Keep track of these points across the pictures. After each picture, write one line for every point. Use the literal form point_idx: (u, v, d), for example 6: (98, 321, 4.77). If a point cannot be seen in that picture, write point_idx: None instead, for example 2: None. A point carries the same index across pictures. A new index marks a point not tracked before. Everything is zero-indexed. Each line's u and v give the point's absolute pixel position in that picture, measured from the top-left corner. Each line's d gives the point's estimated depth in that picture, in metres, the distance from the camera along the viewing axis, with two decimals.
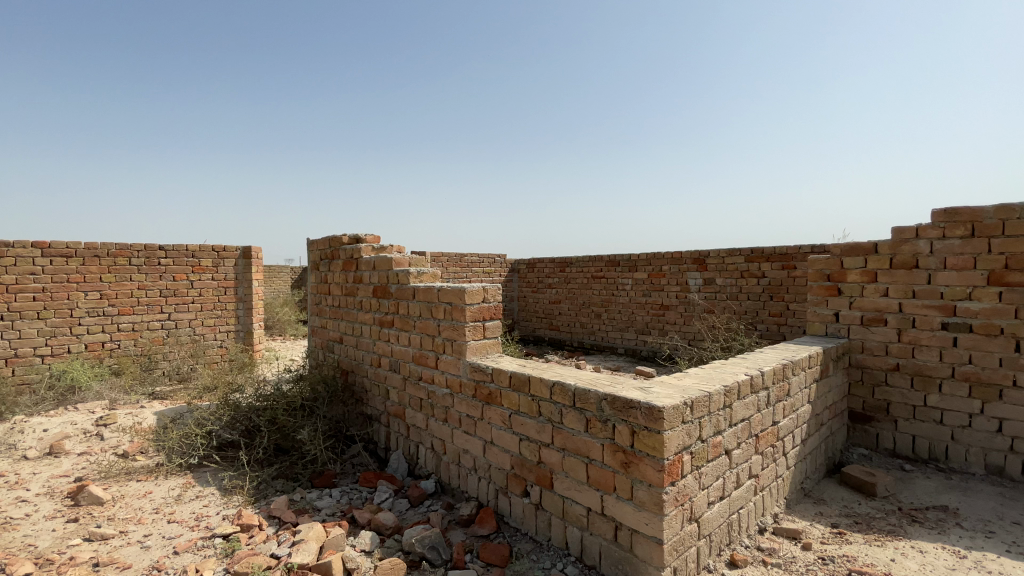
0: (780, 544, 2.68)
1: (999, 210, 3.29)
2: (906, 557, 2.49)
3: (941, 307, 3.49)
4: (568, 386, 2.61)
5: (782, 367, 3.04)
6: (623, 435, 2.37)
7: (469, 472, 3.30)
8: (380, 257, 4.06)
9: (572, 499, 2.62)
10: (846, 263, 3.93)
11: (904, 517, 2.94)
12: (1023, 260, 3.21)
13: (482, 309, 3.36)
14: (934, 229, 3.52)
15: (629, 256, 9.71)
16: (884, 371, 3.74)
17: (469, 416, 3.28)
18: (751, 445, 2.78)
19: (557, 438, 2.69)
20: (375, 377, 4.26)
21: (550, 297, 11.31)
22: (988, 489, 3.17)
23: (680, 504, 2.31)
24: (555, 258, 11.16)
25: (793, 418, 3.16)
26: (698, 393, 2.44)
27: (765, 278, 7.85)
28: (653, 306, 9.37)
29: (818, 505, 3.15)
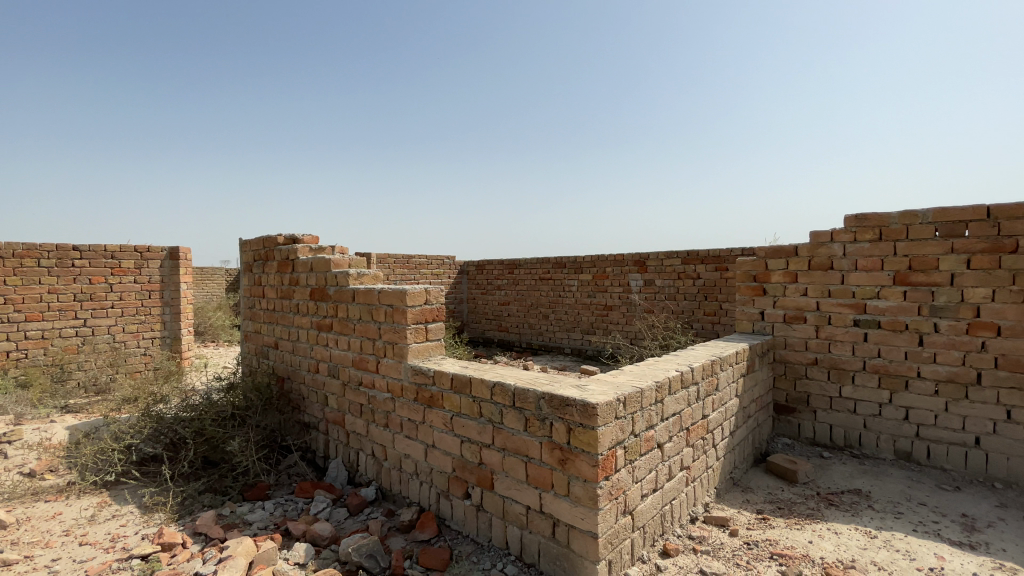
0: (709, 532, 2.82)
1: (902, 216, 3.60)
2: (822, 538, 2.66)
3: (852, 305, 3.79)
4: (507, 386, 2.62)
5: (710, 363, 3.21)
6: (560, 433, 2.41)
7: (411, 477, 3.24)
8: (318, 258, 3.92)
9: (511, 499, 2.64)
10: (770, 265, 4.18)
11: (821, 501, 3.16)
12: (922, 262, 3.52)
13: (424, 311, 3.31)
14: (847, 233, 3.82)
15: (575, 258, 9.91)
16: (804, 365, 4.02)
17: (410, 420, 3.22)
18: (682, 437, 2.91)
19: (498, 438, 2.69)
20: (313, 383, 4.10)
21: (498, 298, 11.35)
22: (893, 472, 3.46)
23: (614, 498, 2.37)
24: (503, 260, 11.22)
25: (721, 411, 3.35)
26: (631, 389, 2.53)
27: (700, 279, 8.24)
28: (598, 307, 9.60)
29: (745, 493, 3.34)
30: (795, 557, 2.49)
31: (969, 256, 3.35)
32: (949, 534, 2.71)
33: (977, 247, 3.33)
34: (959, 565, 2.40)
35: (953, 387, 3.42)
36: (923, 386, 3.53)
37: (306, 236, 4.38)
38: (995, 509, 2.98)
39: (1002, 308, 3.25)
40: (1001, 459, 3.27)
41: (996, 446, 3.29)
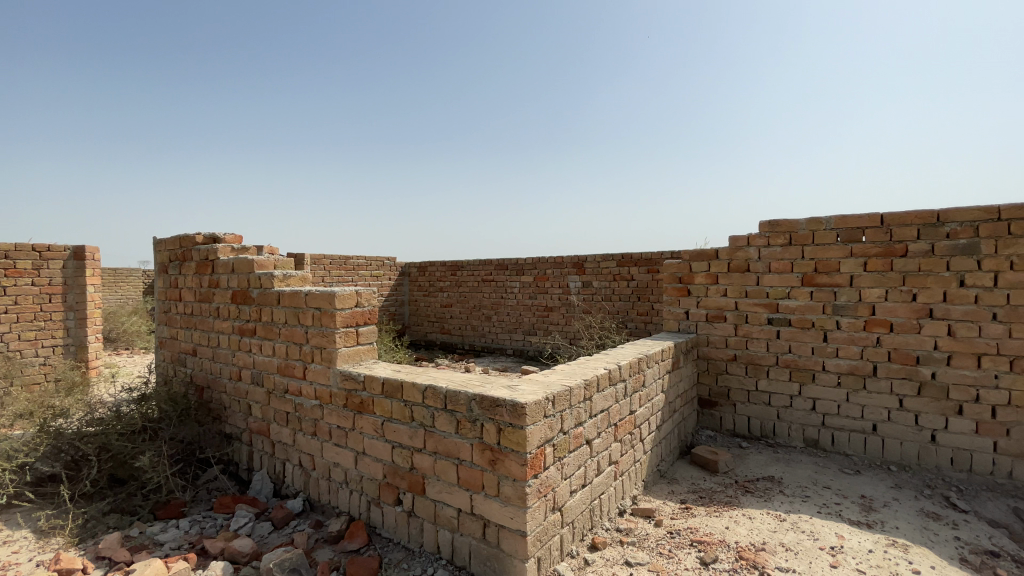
0: (636, 524, 2.93)
1: (809, 222, 3.91)
2: (737, 524, 2.84)
3: (766, 305, 4.09)
4: (439, 389, 2.60)
5: (637, 360, 3.34)
6: (490, 433, 2.41)
7: (340, 486, 3.14)
8: (241, 259, 3.71)
9: (442, 503, 2.62)
10: (694, 267, 4.45)
11: (739, 488, 3.37)
12: (826, 264, 3.85)
13: (355, 314, 3.22)
14: (761, 237, 4.10)
15: (516, 260, 10.00)
16: (725, 361, 4.29)
17: (339, 427, 3.12)
18: (610, 433, 3.02)
19: (429, 442, 2.66)
20: (235, 392, 3.88)
21: (440, 301, 11.24)
22: (802, 458, 3.76)
23: (543, 495, 2.41)
24: (445, 262, 11.13)
25: (648, 407, 3.50)
26: (560, 388, 2.58)
27: (634, 281, 8.56)
28: (539, 308, 9.74)
29: (671, 484, 3.52)
30: (713, 543, 2.64)
31: (865, 259, 3.69)
32: (848, 514, 2.97)
33: (872, 251, 3.66)
34: (855, 541, 2.62)
35: (853, 379, 3.75)
36: (827, 378, 3.85)
37: (227, 236, 4.14)
38: (888, 489, 3.29)
39: (892, 306, 3.60)
40: (893, 443, 3.62)
41: (889, 432, 3.63)
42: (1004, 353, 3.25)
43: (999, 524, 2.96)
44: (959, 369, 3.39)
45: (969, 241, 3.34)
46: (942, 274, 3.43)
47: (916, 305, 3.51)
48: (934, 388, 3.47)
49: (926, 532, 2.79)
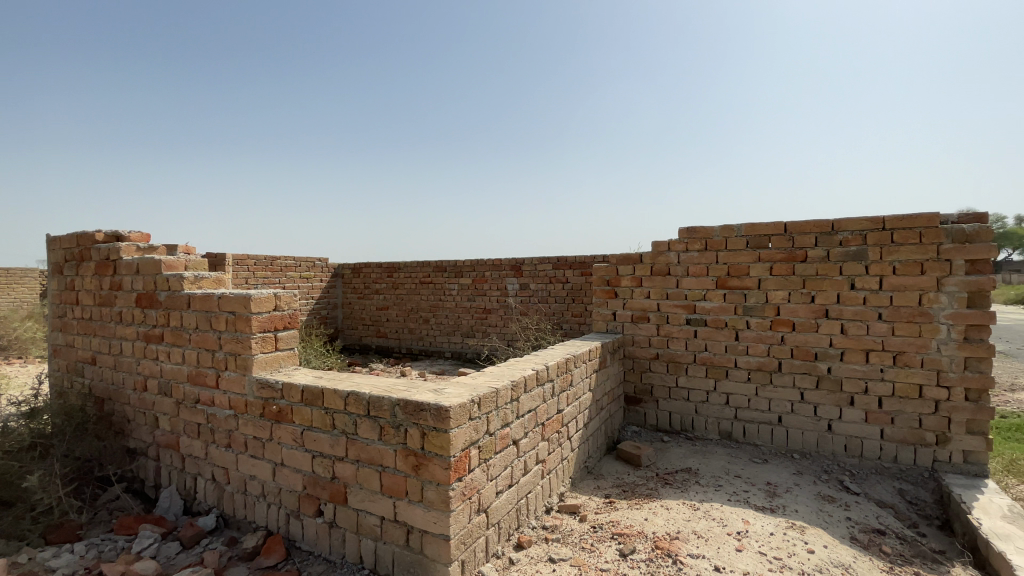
0: (562, 521, 3.01)
1: (723, 229, 4.18)
2: (656, 515, 2.98)
3: (685, 306, 4.34)
4: (361, 395, 2.53)
5: (565, 361, 3.43)
6: (414, 439, 2.38)
7: (257, 500, 2.99)
8: (146, 259, 3.44)
9: (365, 511, 2.56)
10: (620, 271, 4.65)
11: (659, 481, 3.55)
12: (737, 268, 4.13)
13: (273, 318, 3.08)
14: (681, 243, 4.34)
15: (455, 262, 9.96)
16: (648, 360, 4.50)
17: (255, 438, 2.97)
18: (537, 433, 3.07)
19: (351, 450, 2.59)
20: (140, 404, 3.59)
21: (377, 303, 10.98)
22: (717, 450, 4.01)
23: (467, 498, 2.41)
24: (381, 263, 10.88)
25: (575, 405, 3.60)
26: (486, 390, 2.59)
27: (570, 283, 8.77)
28: (477, 310, 9.75)
29: (596, 480, 3.65)
30: (632, 534, 2.76)
31: (772, 264, 3.99)
32: (756, 500, 3.20)
33: (777, 256, 3.97)
34: (759, 525, 2.83)
35: (762, 374, 4.05)
36: (739, 374, 4.13)
37: (132, 234, 3.83)
38: (791, 475, 3.58)
39: (795, 307, 3.92)
40: (796, 433, 3.94)
41: (792, 423, 3.95)
42: (887, 348, 3.63)
43: (882, 503, 3.30)
44: (851, 364, 3.74)
45: (859, 248, 3.69)
46: (837, 277, 3.77)
47: (814, 306, 3.85)
48: (831, 382, 3.81)
49: (822, 514, 3.05)
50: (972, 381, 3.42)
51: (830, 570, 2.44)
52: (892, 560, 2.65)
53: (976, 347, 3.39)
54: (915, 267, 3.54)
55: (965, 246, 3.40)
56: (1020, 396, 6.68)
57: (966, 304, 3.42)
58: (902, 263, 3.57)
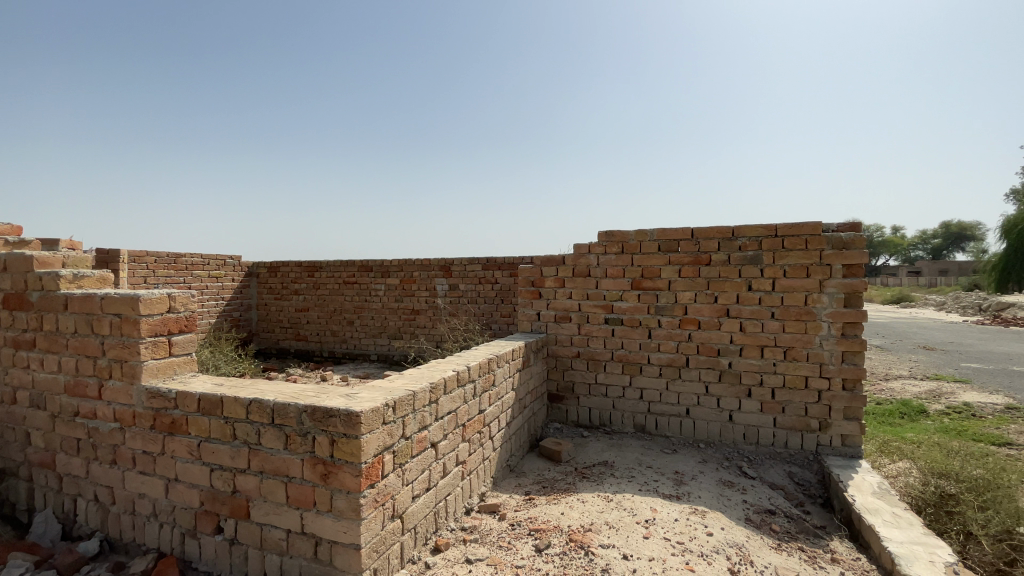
0: (481, 521, 3.02)
1: (639, 233, 4.40)
2: (571, 508, 3.07)
3: (604, 306, 4.52)
4: (265, 402, 2.39)
5: (487, 361, 3.44)
6: (323, 446, 2.27)
7: (148, 520, 2.73)
8: (14, 254, 3.04)
9: (269, 525, 2.42)
10: (544, 272, 4.75)
11: (577, 475, 3.68)
12: (651, 270, 4.36)
13: (166, 321, 2.83)
14: (600, 245, 4.52)
15: (381, 261, 9.70)
16: (570, 358, 4.65)
17: (145, 452, 2.71)
18: (458, 434, 3.06)
19: (253, 461, 2.43)
20: (7, 418, 3.16)
21: (296, 304, 10.46)
22: (632, 443, 4.22)
23: (380, 504, 2.35)
24: (302, 262, 10.37)
25: (497, 405, 3.62)
26: (402, 393, 2.53)
27: (498, 284, 8.83)
28: (405, 311, 9.56)
29: (518, 478, 3.72)
30: (548, 529, 2.82)
31: (681, 266, 4.26)
32: (664, 488, 3.39)
33: (686, 259, 4.24)
34: (665, 513, 3.00)
35: (672, 370, 4.30)
36: (652, 370, 4.37)
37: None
38: (697, 464, 3.83)
39: (702, 307, 4.20)
40: (702, 424, 4.22)
41: (699, 414, 4.23)
42: (779, 344, 3.98)
43: (774, 485, 3.62)
44: (750, 359, 4.07)
45: (756, 252, 4.03)
46: (737, 279, 4.09)
47: (718, 306, 4.15)
48: (732, 375, 4.12)
49: (722, 498, 3.29)
50: (849, 371, 3.82)
51: (725, 550, 2.63)
52: (780, 537, 2.91)
53: (852, 342, 3.80)
54: (803, 270, 3.91)
55: (843, 252, 3.80)
56: (891, 384, 7.60)
57: (844, 304, 3.83)
58: (791, 266, 3.94)
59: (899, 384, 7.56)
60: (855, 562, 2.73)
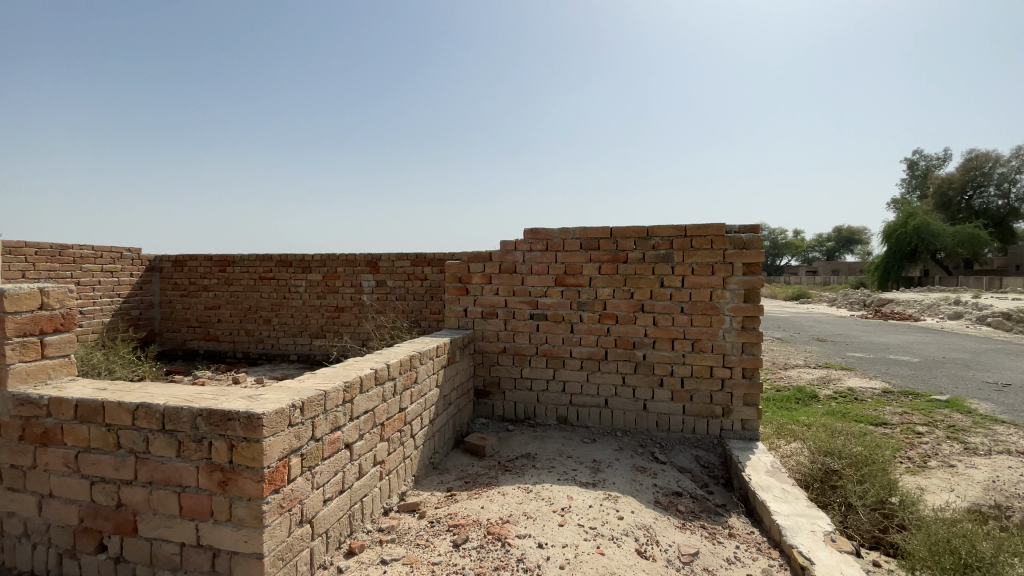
0: (399, 521, 2.97)
1: (562, 231, 4.51)
2: (491, 502, 3.10)
3: (529, 302, 4.59)
4: (155, 407, 2.20)
5: (409, 358, 3.38)
6: (220, 452, 2.13)
7: (16, 543, 2.43)
8: None
9: (161, 540, 2.24)
10: (471, 268, 4.74)
11: (499, 469, 3.72)
12: (573, 267, 4.49)
13: (39, 319, 2.51)
14: (525, 243, 4.58)
15: (302, 256, 9.25)
16: (495, 354, 4.70)
17: (12, 467, 2.41)
18: (375, 434, 2.98)
19: (141, 471, 2.23)
20: None
21: (206, 302, 9.74)
22: (554, 434, 4.34)
23: (286, 510, 2.24)
24: (213, 256, 9.66)
25: (420, 402, 3.58)
26: (312, 393, 2.42)
27: (427, 281, 8.72)
28: (328, 309, 9.19)
29: (440, 474, 3.70)
30: (467, 524, 2.82)
31: (601, 264, 4.42)
32: (582, 477, 3.51)
33: (606, 257, 4.41)
34: (581, 500, 3.11)
35: (592, 363, 4.46)
36: (574, 363, 4.51)
37: None
38: (613, 451, 4.01)
39: (619, 302, 4.39)
40: (619, 413, 4.42)
41: (616, 404, 4.43)
42: (688, 337, 4.25)
43: (682, 469, 3.87)
44: (662, 351, 4.31)
45: (667, 251, 4.27)
46: (652, 276, 4.32)
47: (634, 301, 4.36)
48: (646, 367, 4.35)
49: (634, 483, 3.47)
50: (748, 361, 4.16)
51: (634, 532, 2.77)
52: (684, 517, 3.12)
53: (750, 334, 4.14)
54: (709, 268, 4.20)
55: (743, 252, 4.12)
56: (789, 373, 8.37)
57: (743, 299, 4.16)
58: (699, 265, 4.21)
59: (795, 372, 8.34)
60: (748, 535, 2.98)
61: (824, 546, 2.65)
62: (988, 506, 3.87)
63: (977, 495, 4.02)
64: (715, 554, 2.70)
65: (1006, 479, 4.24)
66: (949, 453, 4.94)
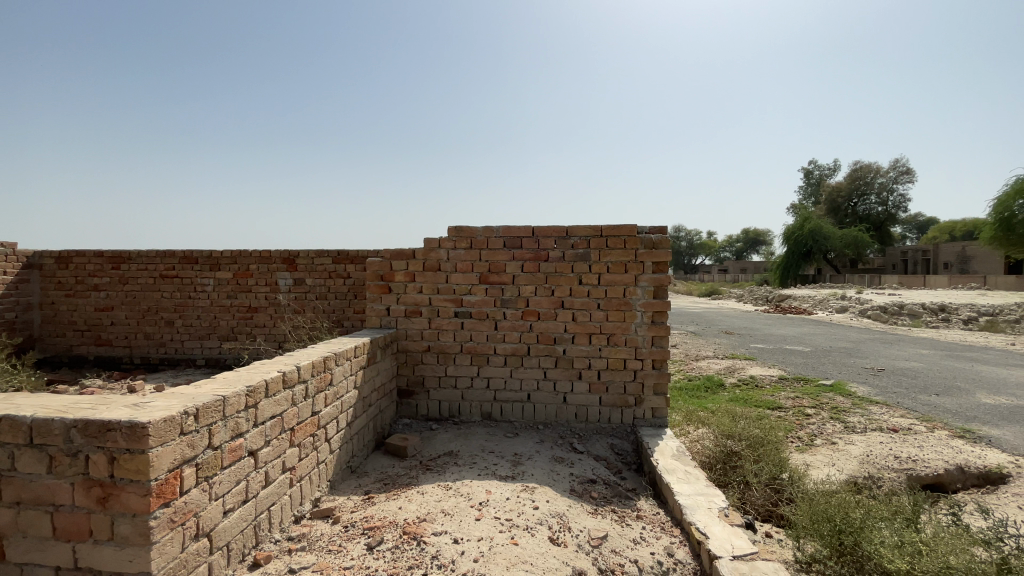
0: (311, 528, 2.87)
1: (486, 229, 4.55)
2: (409, 502, 3.07)
3: (454, 300, 4.59)
4: (20, 419, 1.96)
5: (323, 359, 3.27)
6: (99, 466, 1.94)
7: None
8: None
9: (31, 565, 2.01)
10: (393, 266, 4.65)
11: (420, 468, 3.70)
12: (497, 266, 4.55)
13: None
14: (450, 241, 4.58)
15: (210, 253, 8.63)
16: (419, 353, 4.65)
17: None
18: (284, 439, 2.85)
19: (5, 491, 1.99)
20: None
21: (96, 302, 8.81)
22: (478, 430, 4.37)
23: (178, 524, 2.09)
24: (105, 252, 8.76)
25: (335, 405, 3.47)
26: (210, 398, 2.27)
27: (350, 279, 8.44)
28: (240, 309, 8.64)
29: (359, 478, 3.61)
30: (382, 526, 2.78)
31: (523, 262, 4.52)
32: (501, 471, 3.58)
33: (527, 255, 4.51)
34: (498, 494, 3.17)
35: (515, 359, 4.55)
36: (497, 360, 4.56)
37: None
38: (534, 444, 4.11)
39: (541, 299, 4.50)
40: (540, 407, 4.55)
41: (538, 398, 4.55)
42: (604, 331, 4.45)
43: (598, 457, 4.05)
44: (581, 346, 4.48)
45: (585, 250, 4.45)
46: (571, 274, 4.47)
47: (554, 298, 4.49)
48: (566, 361, 4.50)
49: (552, 474, 3.59)
50: (658, 353, 4.43)
51: (548, 520, 2.88)
52: (597, 503, 3.28)
53: (659, 328, 4.41)
54: (622, 267, 4.43)
55: (653, 251, 4.39)
56: (700, 364, 9.01)
57: (653, 296, 4.42)
58: (613, 263, 4.43)
59: (705, 363, 8.99)
60: (654, 515, 3.19)
61: (718, 520, 2.89)
62: (862, 477, 4.39)
63: (853, 468, 4.55)
64: (623, 536, 2.86)
65: (877, 452, 4.83)
66: (832, 431, 5.55)
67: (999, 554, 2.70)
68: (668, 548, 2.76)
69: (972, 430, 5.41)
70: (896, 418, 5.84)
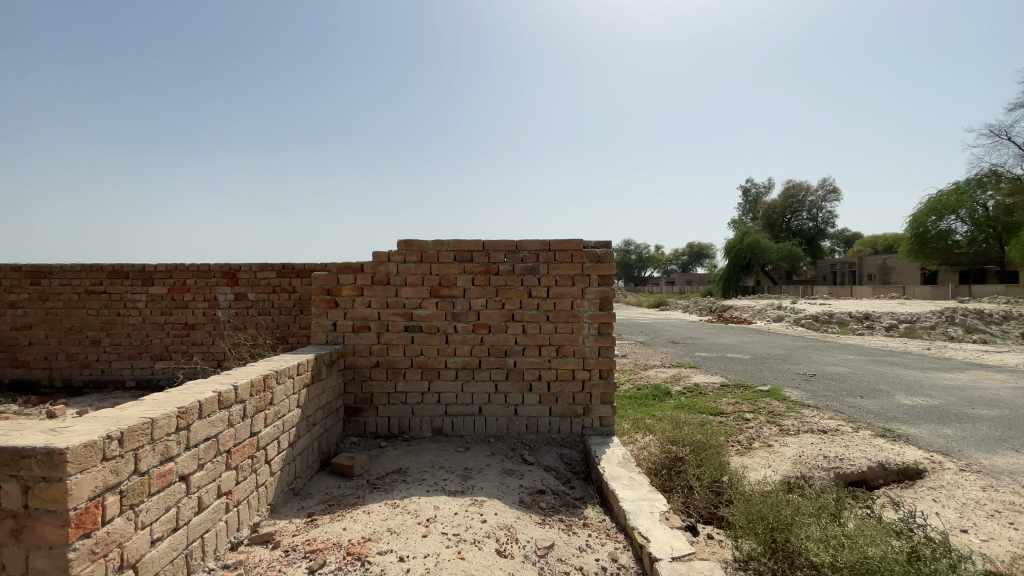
0: (249, 554, 2.75)
1: (436, 243, 4.57)
2: (354, 522, 3.01)
3: (403, 314, 4.56)
4: None
5: (262, 378, 3.16)
6: (11, 496, 1.80)
7: None
8: None
9: None
10: (340, 280, 4.57)
11: (368, 487, 3.62)
12: (447, 279, 4.56)
13: None
14: (399, 254, 4.56)
15: (142, 267, 8.15)
16: (368, 368, 4.56)
17: None
18: (220, 462, 2.73)
19: None
20: None
21: (12, 321, 8.11)
22: (429, 446, 4.34)
23: (101, 556, 1.95)
24: (22, 266, 8.10)
25: (276, 425, 3.35)
26: (137, 421, 2.16)
27: (296, 293, 8.17)
28: (174, 327, 8.18)
29: (302, 500, 3.49)
30: (325, 548, 2.70)
31: (473, 276, 4.56)
32: (451, 486, 3.57)
33: (478, 269, 4.55)
34: (447, 509, 3.16)
35: (466, 372, 4.55)
36: (448, 374, 4.55)
37: None
38: (485, 458, 4.12)
39: (492, 312, 4.55)
40: (492, 420, 4.57)
41: (489, 411, 4.57)
42: (553, 343, 4.55)
43: (548, 468, 4.11)
44: (530, 357, 4.55)
45: (534, 264, 4.55)
46: (521, 287, 4.55)
47: (504, 311, 4.55)
48: (516, 373, 4.55)
49: (502, 486, 3.61)
50: (604, 362, 4.56)
51: (495, 533, 2.90)
52: (545, 513, 3.33)
53: (605, 338, 4.56)
54: (569, 280, 4.55)
55: (598, 264, 4.56)
56: (648, 373, 9.32)
57: (600, 307, 4.57)
58: (562, 276, 4.56)
59: (653, 372, 9.31)
60: (600, 523, 3.28)
61: (659, 524, 2.99)
62: (795, 477, 4.67)
63: (787, 468, 4.84)
64: (569, 544, 2.92)
65: (809, 452, 5.16)
66: (768, 434, 5.88)
67: (910, 543, 2.94)
68: (612, 554, 2.84)
69: (892, 430, 5.88)
70: (825, 420, 6.27)
